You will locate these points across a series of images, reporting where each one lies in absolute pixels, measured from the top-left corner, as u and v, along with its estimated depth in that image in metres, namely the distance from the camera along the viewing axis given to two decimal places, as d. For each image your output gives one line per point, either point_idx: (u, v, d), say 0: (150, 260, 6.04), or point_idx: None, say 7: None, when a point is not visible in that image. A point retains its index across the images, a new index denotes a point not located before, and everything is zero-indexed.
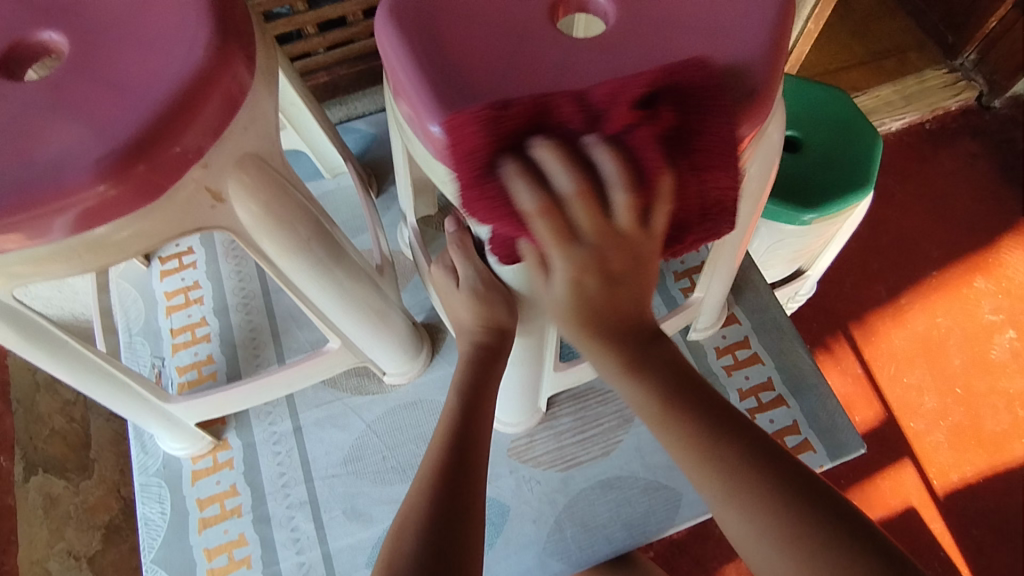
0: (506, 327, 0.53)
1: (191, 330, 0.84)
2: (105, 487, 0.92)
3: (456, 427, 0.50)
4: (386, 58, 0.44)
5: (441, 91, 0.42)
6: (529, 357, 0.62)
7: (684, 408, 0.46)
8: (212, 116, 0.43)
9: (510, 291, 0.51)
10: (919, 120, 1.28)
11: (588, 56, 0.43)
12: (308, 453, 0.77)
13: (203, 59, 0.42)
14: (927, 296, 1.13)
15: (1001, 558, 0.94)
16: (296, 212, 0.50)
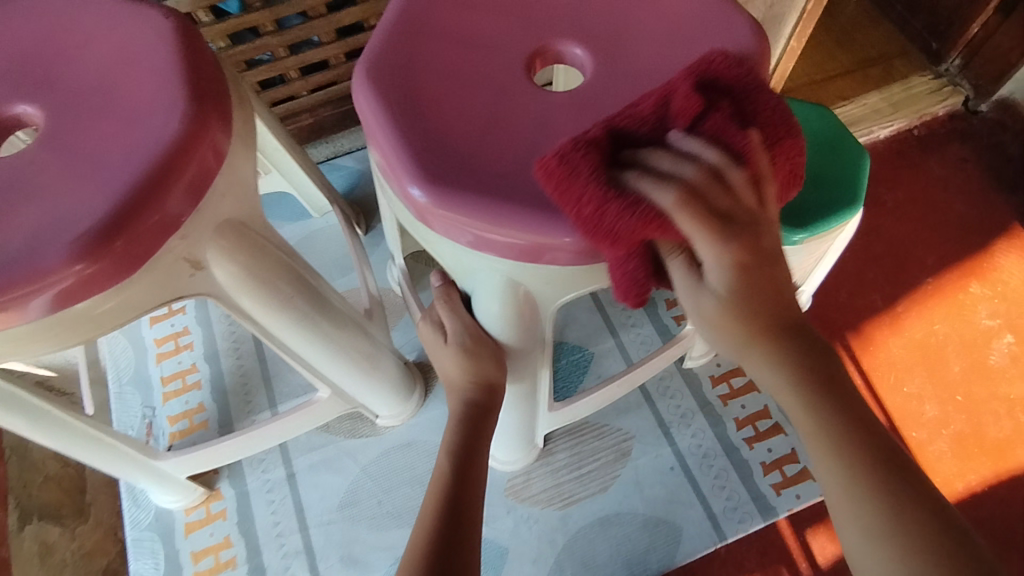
0: (495, 381, 0.53)
1: (182, 378, 0.84)
2: (101, 530, 0.84)
3: (447, 494, 0.49)
4: (362, 118, 0.43)
5: (418, 151, 0.41)
6: (522, 401, 0.61)
7: (829, 412, 0.41)
8: (188, 186, 0.42)
9: (499, 344, 0.51)
10: (907, 126, 1.28)
11: (567, 113, 0.43)
12: (303, 500, 0.76)
13: (177, 131, 0.42)
14: (923, 304, 1.11)
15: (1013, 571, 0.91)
16: (275, 270, 0.50)
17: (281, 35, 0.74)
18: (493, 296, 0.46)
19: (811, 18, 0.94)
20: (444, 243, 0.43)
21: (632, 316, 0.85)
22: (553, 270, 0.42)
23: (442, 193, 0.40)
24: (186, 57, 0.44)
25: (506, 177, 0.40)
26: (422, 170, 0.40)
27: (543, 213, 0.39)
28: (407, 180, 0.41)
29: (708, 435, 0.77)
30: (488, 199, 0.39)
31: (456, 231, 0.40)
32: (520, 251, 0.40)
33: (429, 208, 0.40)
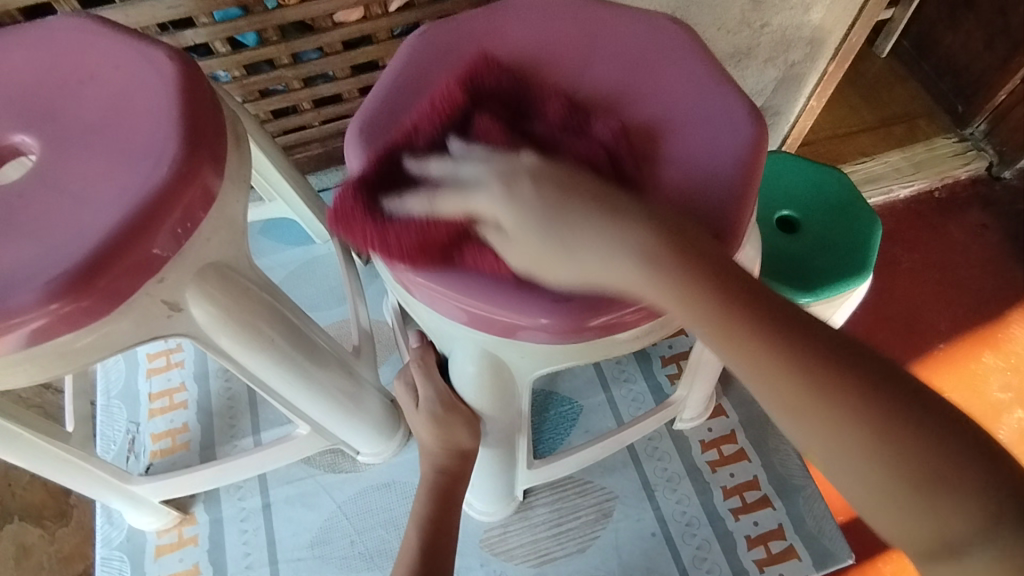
0: (469, 449, 0.53)
1: (169, 396, 0.84)
2: (82, 534, 0.90)
3: (416, 567, 0.48)
4: (352, 177, 0.44)
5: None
6: (502, 459, 0.59)
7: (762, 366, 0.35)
8: (172, 230, 0.43)
9: (473, 411, 0.50)
10: (928, 188, 1.26)
11: None
12: (276, 532, 0.75)
13: (166, 175, 0.43)
14: (933, 370, 1.10)
15: None
16: (257, 312, 0.51)
17: (296, 69, 0.76)
18: (469, 363, 0.45)
19: (831, 81, 0.93)
20: (422, 308, 0.43)
21: (625, 370, 0.83)
22: (526, 345, 0.41)
23: (422, 262, 0.40)
24: (185, 105, 0.46)
25: (487, 249, 0.40)
26: None
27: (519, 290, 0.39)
28: None
29: (693, 503, 0.75)
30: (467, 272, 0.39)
31: (434, 300, 0.41)
32: (495, 325, 0.40)
33: (408, 275, 0.40)
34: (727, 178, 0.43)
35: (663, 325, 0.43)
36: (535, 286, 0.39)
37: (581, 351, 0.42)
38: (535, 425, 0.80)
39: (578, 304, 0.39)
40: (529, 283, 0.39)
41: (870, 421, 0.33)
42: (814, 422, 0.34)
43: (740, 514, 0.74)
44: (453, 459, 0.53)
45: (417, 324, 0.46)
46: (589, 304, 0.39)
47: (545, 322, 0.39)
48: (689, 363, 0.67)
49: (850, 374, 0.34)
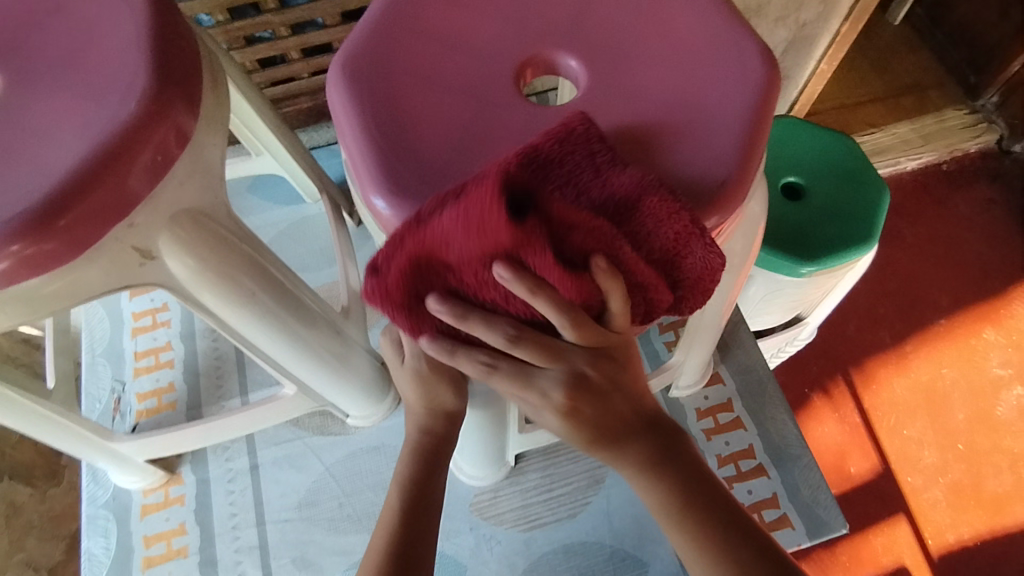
0: (456, 410, 0.51)
1: (155, 355, 0.82)
2: (74, 495, 0.90)
3: (402, 529, 0.47)
4: (334, 117, 0.41)
5: (387, 160, 0.38)
6: (491, 422, 0.58)
7: (638, 459, 0.46)
8: (142, 171, 0.41)
9: (461, 370, 0.48)
10: (936, 160, 1.23)
11: (553, 127, 0.40)
12: (263, 493, 0.74)
13: (136, 111, 0.41)
14: (933, 345, 1.09)
15: None
16: (238, 265, 0.48)
17: (282, 14, 0.72)
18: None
19: (844, 42, 0.89)
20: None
21: None
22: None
23: (408, 208, 0.37)
24: (156, 38, 0.43)
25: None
26: (386, 180, 0.38)
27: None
28: (372, 190, 0.38)
29: None
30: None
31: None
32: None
33: (393, 222, 0.38)
34: (739, 120, 0.40)
35: None
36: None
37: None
38: None
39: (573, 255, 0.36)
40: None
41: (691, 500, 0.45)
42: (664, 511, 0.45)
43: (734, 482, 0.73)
44: (439, 422, 0.51)
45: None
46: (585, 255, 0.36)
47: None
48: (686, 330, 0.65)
49: (671, 466, 0.46)
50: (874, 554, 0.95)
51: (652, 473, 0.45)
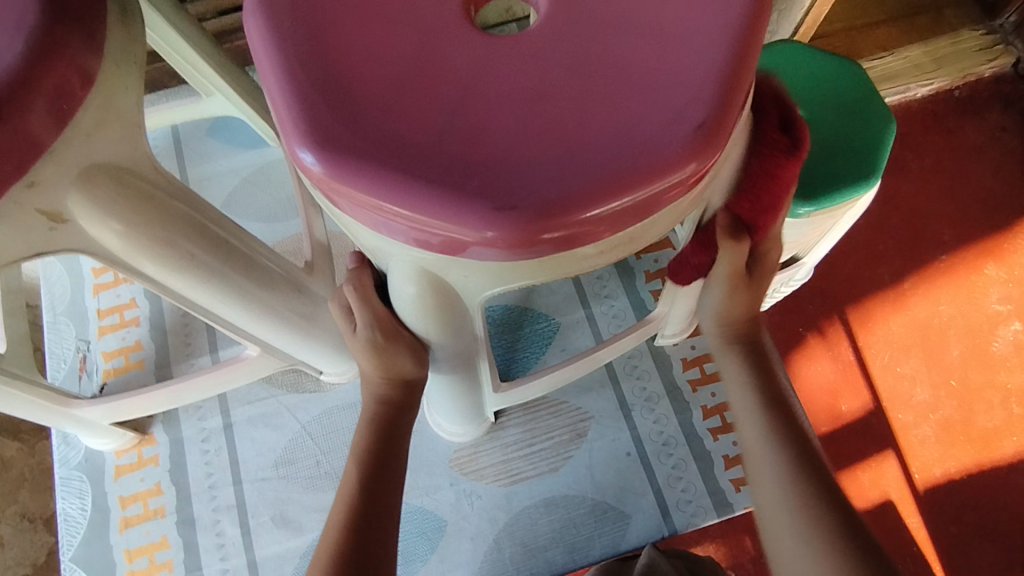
0: (413, 378, 0.49)
1: (119, 312, 0.79)
2: None
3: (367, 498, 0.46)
4: (255, 58, 0.35)
5: (314, 104, 0.33)
6: (461, 383, 0.55)
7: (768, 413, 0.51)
8: (39, 124, 0.35)
9: (417, 338, 0.46)
10: (948, 86, 1.16)
11: (506, 64, 0.34)
12: (239, 452, 0.73)
13: (22, 52, 0.35)
14: (933, 281, 1.07)
15: (973, 558, 0.94)
16: (171, 226, 0.45)
17: None
18: (405, 282, 0.39)
19: None
20: (347, 220, 0.36)
21: (606, 286, 0.78)
22: (468, 262, 0.35)
23: (338, 163, 0.32)
24: None
25: (416, 145, 0.32)
26: (315, 133, 0.33)
27: (456, 197, 0.31)
28: (298, 144, 0.33)
29: (671, 421, 0.72)
30: (392, 175, 0.32)
31: (358, 211, 0.33)
32: (431, 239, 0.33)
33: (323, 178, 0.32)
34: (719, 49, 0.35)
35: (635, 239, 0.36)
36: (476, 190, 0.32)
37: (530, 269, 0.35)
38: (508, 344, 0.75)
39: (527, 213, 0.31)
40: (469, 187, 0.32)
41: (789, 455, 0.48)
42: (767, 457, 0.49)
43: (719, 434, 0.71)
44: (394, 389, 0.49)
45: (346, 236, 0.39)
46: (539, 211, 0.31)
47: (488, 235, 0.32)
48: (669, 280, 0.60)
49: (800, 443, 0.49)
50: (862, 489, 0.97)
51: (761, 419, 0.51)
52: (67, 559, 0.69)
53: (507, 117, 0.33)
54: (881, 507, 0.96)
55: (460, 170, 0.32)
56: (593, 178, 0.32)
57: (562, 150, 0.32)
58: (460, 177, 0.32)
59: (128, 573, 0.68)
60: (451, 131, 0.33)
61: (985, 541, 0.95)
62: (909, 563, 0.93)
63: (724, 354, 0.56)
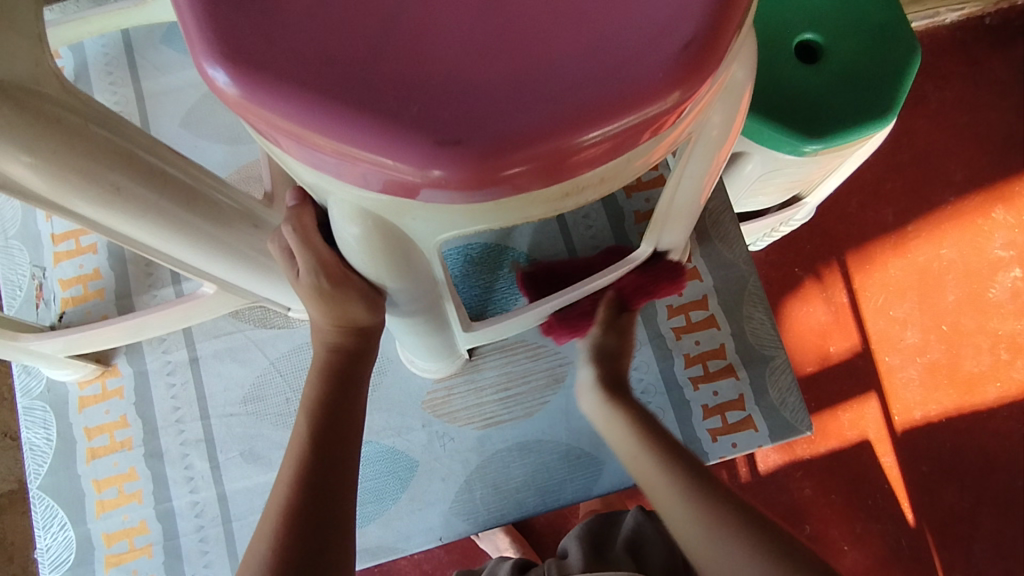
0: (367, 327, 0.48)
1: (75, 239, 0.74)
2: None
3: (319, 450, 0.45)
4: None
5: (223, 9, 0.27)
6: (424, 326, 0.53)
7: (652, 444, 0.54)
8: None
9: (368, 283, 0.42)
10: (979, 12, 1.10)
11: None
12: (205, 387, 0.71)
13: None
14: (937, 224, 1.04)
15: (942, 495, 0.96)
16: (89, 153, 0.41)
17: None
18: (349, 224, 0.34)
19: None
20: (274, 153, 0.30)
21: (593, 227, 0.73)
22: (416, 204, 0.30)
23: (253, 82, 0.27)
24: None
25: (347, 61, 0.27)
26: (226, 44, 0.27)
27: (393, 127, 0.26)
28: (205, 57, 0.27)
29: (652, 370, 0.70)
30: (317, 99, 0.26)
31: (280, 142, 0.28)
32: (366, 177, 0.28)
33: (234, 101, 0.27)
34: None
35: (608, 178, 0.31)
36: (416, 118, 0.26)
37: (485, 212, 0.30)
38: (485, 284, 0.71)
39: (477, 147, 0.26)
40: (408, 115, 0.26)
41: (692, 481, 0.51)
42: (671, 485, 0.51)
43: (699, 384, 0.69)
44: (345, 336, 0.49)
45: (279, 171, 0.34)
46: (492, 145, 0.26)
47: (431, 173, 0.27)
48: (656, 215, 0.54)
49: (693, 465, 0.52)
50: (840, 428, 0.98)
51: (643, 453, 0.53)
52: (36, 487, 0.69)
53: (458, 31, 0.27)
54: (859, 447, 0.97)
55: (398, 94, 0.26)
56: (556, 107, 0.27)
57: (522, 72, 0.27)
58: (398, 103, 0.26)
59: (97, 502, 0.68)
60: (390, 45, 0.27)
61: (955, 481, 0.97)
62: (879, 500, 0.95)
63: (606, 403, 0.58)
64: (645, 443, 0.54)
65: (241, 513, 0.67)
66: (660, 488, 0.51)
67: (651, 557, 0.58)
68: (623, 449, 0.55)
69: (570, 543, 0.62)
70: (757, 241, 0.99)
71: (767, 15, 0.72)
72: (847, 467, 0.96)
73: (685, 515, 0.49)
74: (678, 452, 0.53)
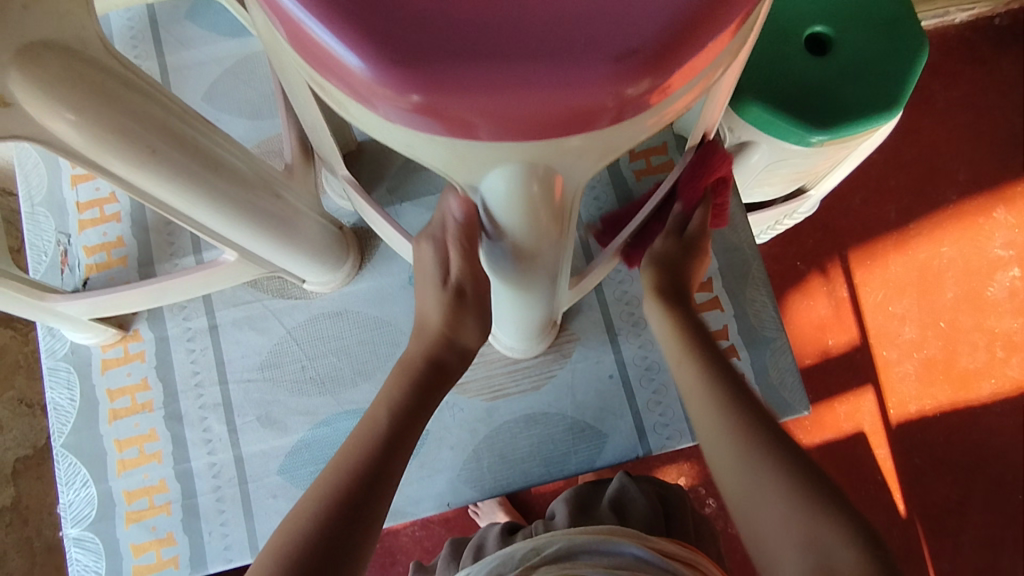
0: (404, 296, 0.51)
1: (99, 207, 0.76)
2: None
3: None
4: None
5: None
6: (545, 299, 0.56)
7: (695, 355, 0.57)
8: None
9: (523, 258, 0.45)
10: (989, 12, 1.12)
11: None
12: (224, 353, 0.73)
13: None
14: (938, 222, 1.06)
15: (933, 486, 0.99)
16: (134, 118, 0.42)
17: None
18: (496, 178, 0.34)
19: None
20: (412, 136, 0.30)
21: (603, 208, 0.75)
22: (591, 135, 0.30)
23: (415, 59, 0.26)
24: None
25: (486, 10, 0.27)
26: (369, 34, 0.26)
27: (559, 57, 0.26)
28: (356, 54, 0.26)
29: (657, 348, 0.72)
30: (465, 44, 0.26)
31: (438, 112, 0.28)
32: (546, 119, 0.28)
33: (380, 80, 0.27)
34: None
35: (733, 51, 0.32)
36: (576, 42, 0.26)
37: (642, 126, 0.31)
38: None
39: (650, 56, 0.27)
40: (564, 43, 0.26)
41: (726, 394, 0.53)
42: (707, 398, 0.54)
43: None
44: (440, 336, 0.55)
45: (404, 155, 0.33)
46: (660, 49, 0.27)
47: (616, 93, 0.27)
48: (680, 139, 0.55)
49: (730, 377, 0.55)
50: (836, 420, 1.00)
51: (684, 359, 0.58)
52: (59, 444, 0.71)
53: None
54: (854, 437, 0.99)
55: (546, 25, 0.26)
56: (694, 8, 0.27)
57: None
58: (545, 36, 0.26)
59: (118, 461, 0.70)
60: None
61: (946, 473, 1.00)
62: (872, 489, 0.98)
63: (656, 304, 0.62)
64: (689, 350, 0.58)
65: (257, 476, 0.70)
66: (697, 398, 0.54)
67: (634, 515, 0.60)
68: (671, 348, 0.60)
69: (558, 507, 0.65)
70: (761, 232, 1.01)
71: (781, 7, 0.74)
72: (842, 455, 0.99)
73: (715, 422, 0.52)
74: (718, 370, 0.55)
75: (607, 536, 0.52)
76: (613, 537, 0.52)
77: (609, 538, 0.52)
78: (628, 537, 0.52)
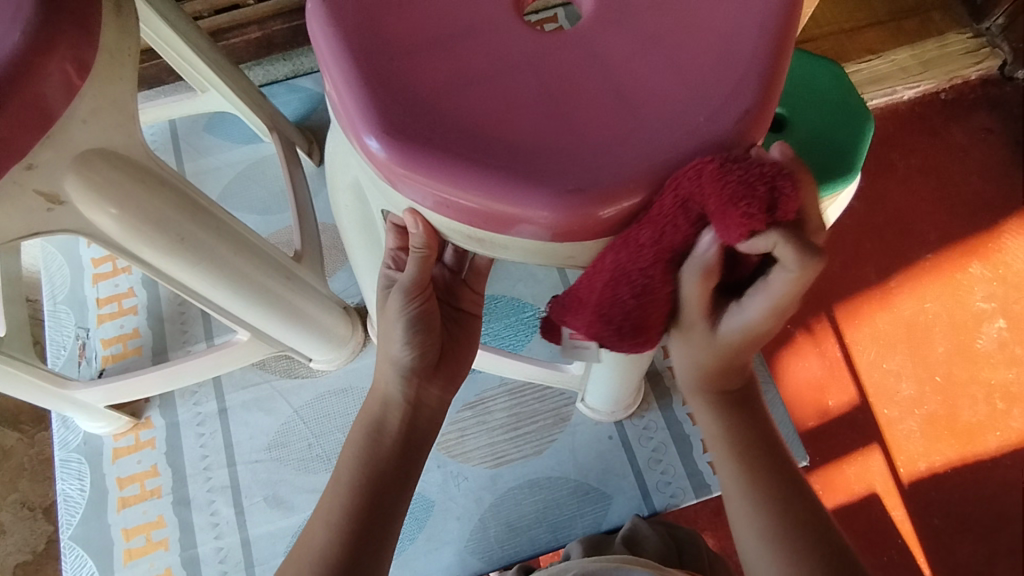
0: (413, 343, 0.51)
1: (118, 301, 0.81)
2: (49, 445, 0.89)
3: (350, 477, 0.49)
4: (403, 168, 0.35)
5: (480, 161, 0.35)
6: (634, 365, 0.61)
7: (741, 434, 0.47)
8: (28, 112, 0.38)
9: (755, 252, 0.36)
10: (934, 88, 1.13)
11: (608, 75, 0.37)
12: (233, 436, 0.75)
13: (15, 45, 0.37)
14: (918, 279, 1.03)
15: None
16: (168, 205, 0.48)
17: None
18: None
19: None
20: (566, 249, 0.37)
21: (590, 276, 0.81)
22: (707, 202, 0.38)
23: (573, 191, 0.34)
24: None
25: (612, 147, 0.35)
26: (538, 185, 0.34)
27: (666, 164, 0.35)
28: (535, 201, 0.34)
29: (653, 409, 0.75)
30: (591, 167, 0.35)
31: (600, 226, 0.35)
32: None
33: (556, 213, 0.34)
34: None
35: None
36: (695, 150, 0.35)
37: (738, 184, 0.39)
38: (494, 330, 0.79)
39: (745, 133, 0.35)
40: (662, 152, 0.35)
41: (775, 492, 0.45)
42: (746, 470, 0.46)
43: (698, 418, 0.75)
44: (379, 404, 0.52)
45: (558, 266, 0.39)
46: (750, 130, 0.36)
47: None
48: None
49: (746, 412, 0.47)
50: (847, 482, 0.92)
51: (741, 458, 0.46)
52: (67, 537, 0.72)
53: (614, 92, 0.37)
54: (867, 500, 0.91)
55: (662, 148, 0.35)
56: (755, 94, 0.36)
57: (716, 92, 0.36)
58: (645, 144, 0.35)
59: (124, 550, 0.71)
60: (629, 128, 0.35)
61: None
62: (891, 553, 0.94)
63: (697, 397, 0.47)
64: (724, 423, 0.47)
65: (263, 558, 0.70)
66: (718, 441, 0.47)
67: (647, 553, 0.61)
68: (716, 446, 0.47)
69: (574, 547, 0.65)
70: None
71: None
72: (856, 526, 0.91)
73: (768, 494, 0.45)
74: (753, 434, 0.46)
75: (619, 564, 0.53)
76: (627, 563, 0.53)
77: (621, 566, 0.53)
78: (642, 566, 0.53)
